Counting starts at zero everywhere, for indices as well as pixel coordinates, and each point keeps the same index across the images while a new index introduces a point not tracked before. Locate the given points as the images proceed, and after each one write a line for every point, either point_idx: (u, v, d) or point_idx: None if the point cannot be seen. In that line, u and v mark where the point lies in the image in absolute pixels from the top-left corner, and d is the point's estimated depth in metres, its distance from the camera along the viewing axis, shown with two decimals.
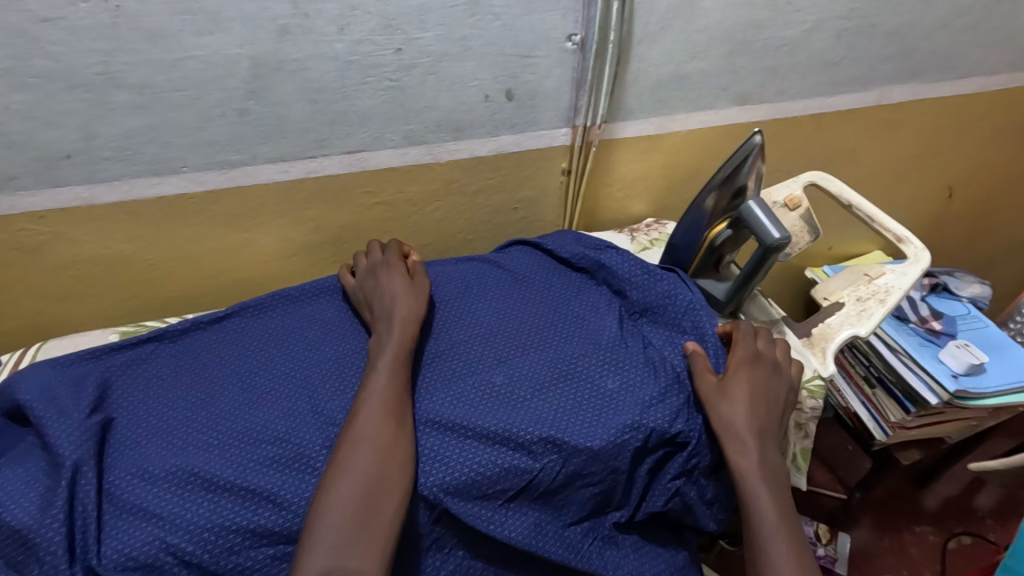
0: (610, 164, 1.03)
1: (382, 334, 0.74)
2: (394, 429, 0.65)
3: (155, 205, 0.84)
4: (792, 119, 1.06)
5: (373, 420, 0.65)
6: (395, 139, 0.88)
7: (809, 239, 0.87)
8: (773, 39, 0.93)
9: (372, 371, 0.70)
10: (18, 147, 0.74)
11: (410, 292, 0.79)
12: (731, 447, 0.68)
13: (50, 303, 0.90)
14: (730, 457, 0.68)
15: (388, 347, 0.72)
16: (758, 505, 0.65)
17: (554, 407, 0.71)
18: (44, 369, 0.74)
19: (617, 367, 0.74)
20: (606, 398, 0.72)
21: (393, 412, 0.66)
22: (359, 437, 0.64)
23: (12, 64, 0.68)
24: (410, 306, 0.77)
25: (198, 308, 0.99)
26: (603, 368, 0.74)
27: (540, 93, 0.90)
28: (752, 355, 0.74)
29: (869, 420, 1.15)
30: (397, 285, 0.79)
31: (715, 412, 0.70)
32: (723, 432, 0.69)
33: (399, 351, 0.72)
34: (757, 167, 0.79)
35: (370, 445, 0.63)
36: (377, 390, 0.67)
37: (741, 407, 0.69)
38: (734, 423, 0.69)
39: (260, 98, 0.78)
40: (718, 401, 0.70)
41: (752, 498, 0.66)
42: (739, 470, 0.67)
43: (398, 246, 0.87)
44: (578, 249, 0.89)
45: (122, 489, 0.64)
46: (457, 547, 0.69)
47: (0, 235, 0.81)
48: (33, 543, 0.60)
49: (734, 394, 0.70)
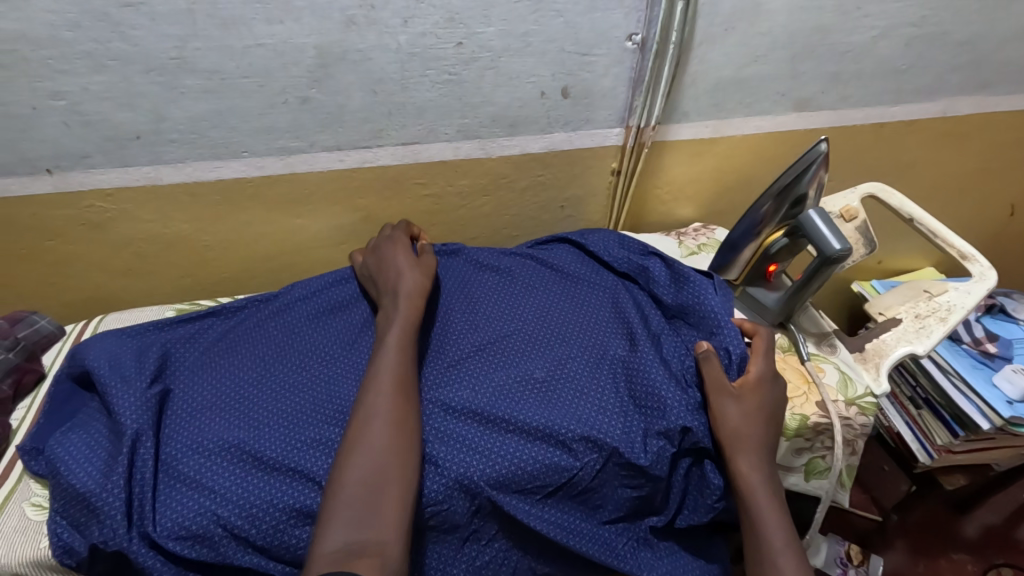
0: (662, 165, 1.02)
1: (387, 315, 0.74)
2: (404, 411, 0.64)
3: (215, 187, 0.86)
4: (852, 127, 1.03)
5: (388, 396, 0.64)
6: (449, 133, 0.89)
7: (865, 252, 0.85)
8: (838, 45, 0.91)
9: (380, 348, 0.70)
10: (93, 126, 0.77)
11: (413, 266, 0.79)
12: (741, 462, 0.66)
13: (112, 277, 0.94)
14: (737, 469, 0.66)
15: (394, 321, 0.73)
16: (762, 519, 0.64)
17: (585, 407, 0.70)
18: (111, 337, 0.77)
19: (661, 367, 0.73)
20: (647, 399, 0.71)
21: (403, 394, 0.66)
22: (371, 409, 0.64)
23: (94, 47, 0.71)
24: (413, 281, 0.76)
25: (248, 290, 1.02)
26: (646, 366, 0.72)
27: (596, 91, 0.89)
28: (771, 372, 0.72)
29: (913, 441, 1.12)
30: (399, 261, 0.79)
31: (727, 420, 0.67)
32: (731, 440, 0.67)
33: (408, 327, 0.72)
34: (820, 175, 0.77)
35: (381, 422, 0.63)
36: (388, 368, 0.67)
37: (750, 418, 0.68)
38: (747, 433, 0.67)
39: (323, 86, 0.80)
40: (730, 408, 0.68)
41: (753, 512, 0.64)
42: (745, 481, 0.66)
43: (402, 234, 0.84)
44: (623, 253, 0.86)
45: (177, 461, 0.66)
46: (495, 538, 0.69)
47: (70, 210, 0.84)
48: (97, 506, 0.63)
49: (750, 406, 0.68)
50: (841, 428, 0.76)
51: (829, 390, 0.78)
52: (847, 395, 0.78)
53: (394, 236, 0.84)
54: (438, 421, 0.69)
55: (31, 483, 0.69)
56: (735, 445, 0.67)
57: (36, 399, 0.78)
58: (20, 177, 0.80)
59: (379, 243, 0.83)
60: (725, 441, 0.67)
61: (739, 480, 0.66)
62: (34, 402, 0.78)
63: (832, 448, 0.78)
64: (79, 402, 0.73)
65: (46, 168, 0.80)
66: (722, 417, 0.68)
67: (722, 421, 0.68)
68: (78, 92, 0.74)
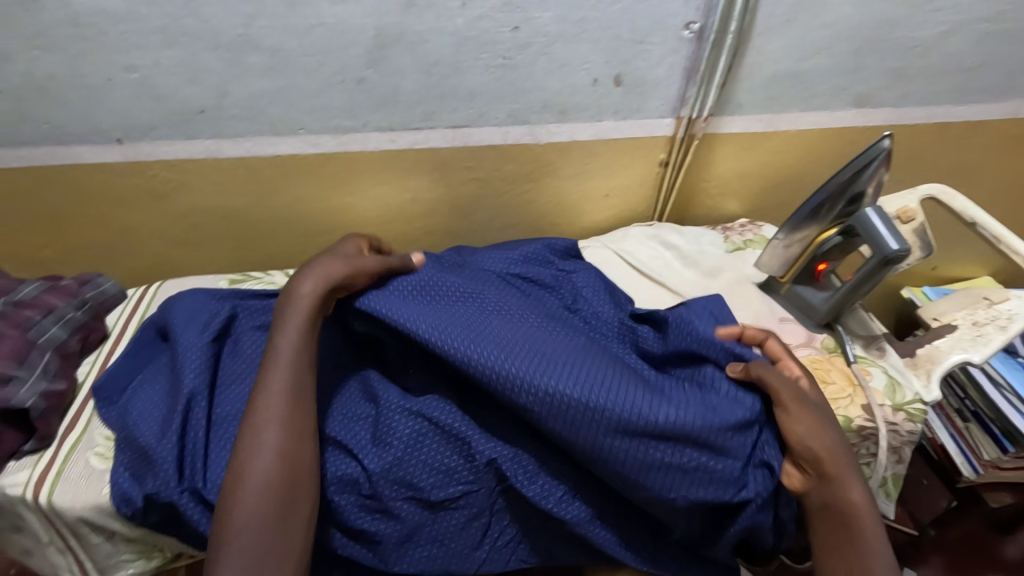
0: (710, 158, 1.00)
1: (279, 312, 0.66)
2: (295, 442, 0.59)
3: (271, 162, 0.89)
4: (913, 126, 0.99)
5: (277, 421, 0.59)
6: (500, 117, 0.89)
7: (921, 256, 0.82)
8: (905, 40, 0.88)
9: (270, 365, 0.62)
10: (161, 100, 0.81)
11: (322, 265, 0.68)
12: (852, 484, 0.61)
13: (171, 246, 0.98)
14: (846, 491, 0.60)
15: (286, 335, 0.64)
16: (875, 543, 0.58)
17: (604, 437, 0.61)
18: (196, 295, 0.82)
19: (698, 408, 0.63)
20: (679, 449, 0.62)
21: (294, 420, 0.60)
22: (258, 432, 0.58)
23: (167, 22, 0.74)
24: (321, 278, 0.66)
25: (297, 264, 1.05)
26: (677, 406, 0.63)
27: (649, 80, 0.88)
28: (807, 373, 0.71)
29: (957, 455, 1.08)
30: (319, 261, 0.69)
31: (824, 433, 0.63)
32: (834, 455, 0.62)
33: (297, 341, 0.63)
34: (880, 173, 0.75)
35: (272, 448, 0.57)
36: (277, 389, 0.61)
37: (835, 432, 0.64)
38: (844, 453, 0.63)
39: (380, 67, 0.81)
40: (818, 419, 0.64)
41: (863, 536, 0.58)
42: (858, 505, 0.60)
43: (356, 238, 0.76)
44: (608, 307, 0.80)
45: (227, 422, 0.69)
46: (511, 522, 0.71)
47: (137, 179, 0.89)
48: (153, 459, 0.66)
49: (830, 420, 0.65)
50: (886, 433, 0.74)
51: (876, 394, 0.76)
52: (895, 401, 0.76)
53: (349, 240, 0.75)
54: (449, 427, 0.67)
55: (96, 435, 0.72)
56: (843, 467, 0.61)
57: (100, 356, 0.82)
58: (92, 146, 0.84)
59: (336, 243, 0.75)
60: (828, 457, 0.62)
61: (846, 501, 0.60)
62: (99, 358, 0.81)
63: (877, 454, 0.75)
64: (147, 358, 0.78)
65: (116, 138, 0.84)
66: (817, 428, 0.63)
67: (822, 435, 0.63)
68: (150, 66, 0.77)
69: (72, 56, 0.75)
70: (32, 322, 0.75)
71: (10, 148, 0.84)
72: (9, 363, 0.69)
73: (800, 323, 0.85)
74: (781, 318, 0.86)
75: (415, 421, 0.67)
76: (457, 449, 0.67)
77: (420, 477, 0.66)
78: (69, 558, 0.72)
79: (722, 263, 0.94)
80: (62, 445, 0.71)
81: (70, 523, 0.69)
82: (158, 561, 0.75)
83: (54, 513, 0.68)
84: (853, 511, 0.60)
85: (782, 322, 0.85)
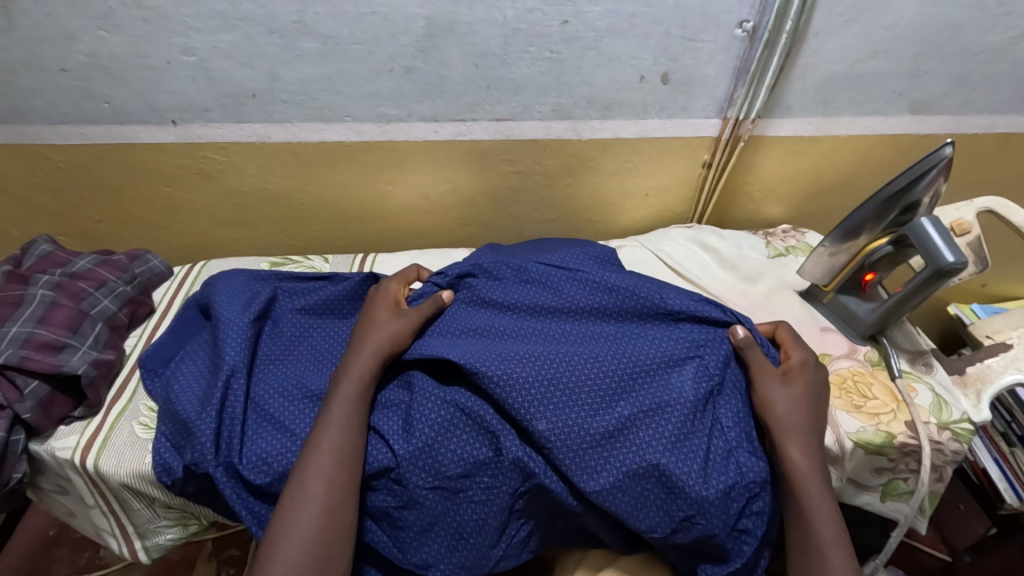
0: (755, 162, 0.98)
1: (335, 379, 0.68)
2: (339, 497, 0.60)
3: (316, 148, 0.91)
4: (973, 135, 0.95)
5: (322, 475, 0.61)
6: (543, 111, 0.89)
7: (975, 271, 0.79)
8: (971, 44, 0.84)
9: (324, 418, 0.65)
10: (216, 82, 0.83)
11: (371, 332, 0.71)
12: (790, 447, 0.62)
13: (216, 225, 1.01)
14: (786, 453, 0.62)
15: (338, 399, 0.66)
16: (811, 505, 0.59)
17: (605, 479, 0.62)
18: (240, 276, 0.83)
19: (698, 462, 0.62)
20: (671, 497, 0.61)
21: (338, 472, 0.61)
22: (307, 485, 0.60)
23: (226, 7, 0.76)
24: (373, 348, 0.70)
25: (335, 250, 1.06)
26: (678, 458, 0.62)
27: (697, 78, 0.86)
28: (812, 362, 0.70)
29: (1001, 481, 1.03)
30: (368, 331, 0.72)
31: (772, 408, 0.64)
32: (779, 425, 0.63)
33: (350, 404, 0.66)
34: (937, 183, 0.72)
35: (316, 507, 0.59)
36: (326, 447, 0.62)
37: (795, 407, 0.65)
38: (797, 416, 0.64)
39: (428, 57, 0.82)
40: (773, 394, 0.65)
41: (801, 499, 0.60)
42: (796, 468, 0.61)
43: (392, 287, 0.78)
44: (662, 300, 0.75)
45: (265, 401, 0.70)
46: (528, 515, 0.70)
47: (187, 160, 0.91)
48: (193, 431, 0.68)
49: (796, 391, 0.66)
50: (930, 452, 0.71)
51: (921, 411, 0.73)
52: (940, 419, 0.73)
53: (389, 289, 0.78)
54: (468, 431, 0.67)
55: (140, 405, 0.75)
56: (785, 430, 0.63)
57: (146, 330, 0.85)
58: (149, 126, 0.87)
59: (373, 292, 0.78)
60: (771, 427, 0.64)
61: (789, 467, 0.61)
62: (145, 332, 0.84)
63: (917, 471, 0.73)
64: (190, 334, 0.80)
65: (171, 119, 0.87)
66: (771, 400, 0.65)
67: (772, 405, 0.64)
68: (208, 49, 0.79)
69: (136, 37, 0.78)
70: (85, 295, 0.78)
71: (71, 125, 0.87)
72: (61, 331, 0.73)
73: (842, 334, 0.83)
74: (822, 327, 0.84)
75: (447, 410, 0.67)
76: (485, 440, 0.66)
77: (447, 466, 0.66)
78: (111, 520, 0.75)
79: (761, 268, 0.92)
80: (109, 413, 0.74)
81: (113, 487, 0.72)
82: (194, 528, 0.78)
83: (99, 477, 0.71)
84: (793, 471, 0.61)
85: (824, 331, 0.83)
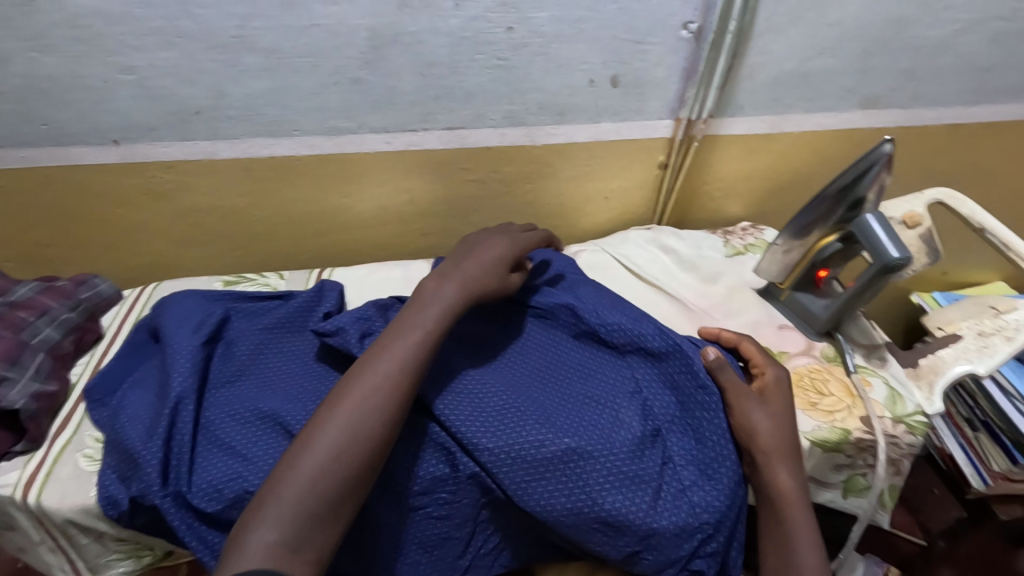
0: (712, 161, 0.98)
1: (433, 298, 0.66)
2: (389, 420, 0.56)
3: (267, 164, 0.89)
4: (924, 128, 0.97)
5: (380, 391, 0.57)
6: (496, 118, 0.88)
7: (927, 262, 0.79)
8: (915, 39, 0.85)
9: (408, 331, 0.62)
10: (160, 100, 0.81)
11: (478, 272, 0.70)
12: (776, 470, 0.63)
13: (171, 245, 0.98)
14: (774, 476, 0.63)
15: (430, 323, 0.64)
16: (795, 528, 0.61)
17: (555, 515, 0.61)
18: (191, 298, 0.81)
19: (648, 498, 0.61)
20: (619, 533, 0.61)
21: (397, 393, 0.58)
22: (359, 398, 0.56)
23: (163, 23, 0.74)
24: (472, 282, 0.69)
25: (295, 265, 1.04)
26: (628, 494, 0.61)
27: (648, 80, 0.86)
28: (782, 376, 0.72)
29: (965, 464, 1.05)
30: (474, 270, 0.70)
31: (752, 428, 0.66)
32: (764, 446, 0.64)
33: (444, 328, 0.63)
34: (881, 178, 0.73)
35: (361, 421, 0.55)
36: (397, 358, 0.59)
37: (774, 423, 0.66)
38: (781, 440, 0.65)
39: (375, 68, 0.80)
40: (755, 412, 0.67)
41: (787, 523, 0.61)
42: (784, 491, 0.63)
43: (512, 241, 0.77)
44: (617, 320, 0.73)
45: (214, 425, 0.68)
46: (494, 533, 0.69)
47: (135, 179, 0.89)
48: (140, 462, 0.66)
49: (774, 410, 0.68)
50: (885, 446, 0.71)
51: (875, 406, 0.74)
52: (895, 413, 0.73)
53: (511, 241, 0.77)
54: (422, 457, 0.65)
55: (86, 437, 0.73)
56: (772, 453, 0.64)
57: (94, 357, 0.82)
58: (92, 147, 0.85)
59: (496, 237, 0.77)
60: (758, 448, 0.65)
61: (776, 489, 0.63)
62: (92, 360, 0.82)
63: (874, 466, 0.73)
64: (140, 360, 0.78)
65: (114, 139, 0.84)
66: (754, 424, 0.66)
67: (753, 428, 0.66)
68: (146, 67, 0.77)
69: (70, 57, 0.76)
70: (26, 323, 0.76)
71: (11, 148, 0.84)
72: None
73: (799, 331, 0.83)
74: (780, 325, 0.84)
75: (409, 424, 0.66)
76: (441, 466, 0.65)
77: (408, 484, 0.64)
78: (60, 556, 0.73)
79: (721, 268, 0.92)
80: (51, 447, 0.72)
81: (58, 523, 0.69)
82: (148, 559, 0.76)
83: (42, 513, 0.69)
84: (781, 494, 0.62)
85: (781, 329, 0.83)
